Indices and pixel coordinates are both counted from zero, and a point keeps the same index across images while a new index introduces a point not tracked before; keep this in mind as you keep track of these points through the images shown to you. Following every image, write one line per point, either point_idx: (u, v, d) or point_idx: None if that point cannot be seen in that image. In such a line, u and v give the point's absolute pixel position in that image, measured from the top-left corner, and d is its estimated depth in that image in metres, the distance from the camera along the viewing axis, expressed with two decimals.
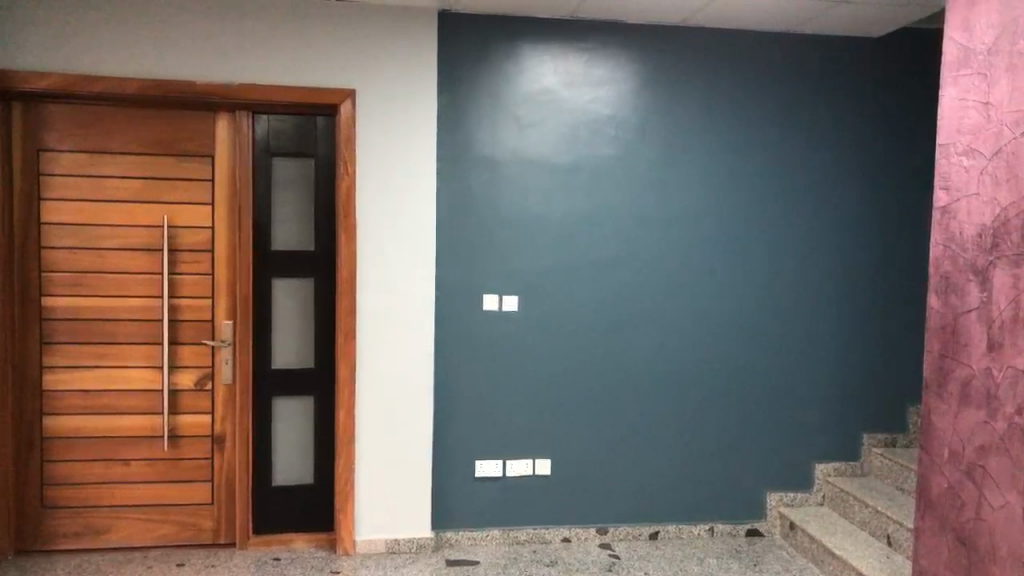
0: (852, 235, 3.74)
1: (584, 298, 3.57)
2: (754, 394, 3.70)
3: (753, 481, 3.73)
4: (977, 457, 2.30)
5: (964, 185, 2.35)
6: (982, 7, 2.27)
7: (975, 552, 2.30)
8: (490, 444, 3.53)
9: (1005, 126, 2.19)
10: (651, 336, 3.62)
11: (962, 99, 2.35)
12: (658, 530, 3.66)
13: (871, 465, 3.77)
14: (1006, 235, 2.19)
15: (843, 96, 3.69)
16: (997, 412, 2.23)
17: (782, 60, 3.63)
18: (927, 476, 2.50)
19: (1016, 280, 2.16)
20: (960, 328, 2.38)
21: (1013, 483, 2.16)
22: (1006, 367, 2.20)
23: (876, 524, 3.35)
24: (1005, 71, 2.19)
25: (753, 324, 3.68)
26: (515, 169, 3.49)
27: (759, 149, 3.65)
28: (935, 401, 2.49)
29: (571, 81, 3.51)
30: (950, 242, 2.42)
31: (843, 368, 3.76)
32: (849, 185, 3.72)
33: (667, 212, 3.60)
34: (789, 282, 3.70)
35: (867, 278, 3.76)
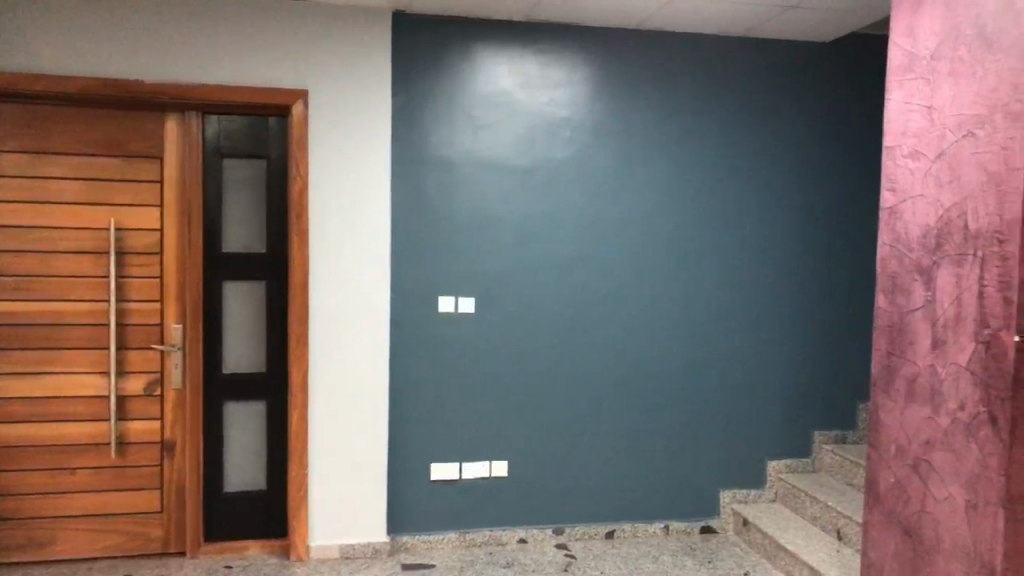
0: (803, 236, 3.80)
1: (538, 299, 3.57)
2: (707, 393, 3.74)
3: (707, 479, 3.77)
4: (922, 452, 2.36)
5: (909, 187, 2.41)
6: (926, 14, 2.33)
7: (921, 545, 2.35)
8: (446, 446, 3.52)
9: (948, 130, 2.24)
10: (606, 336, 3.64)
11: (908, 103, 2.41)
12: (614, 530, 3.68)
13: (822, 462, 3.83)
14: (949, 236, 2.25)
15: (794, 99, 3.76)
16: (941, 408, 2.29)
17: (734, 63, 3.68)
18: (876, 471, 2.56)
19: (958, 280, 2.22)
20: (906, 327, 2.43)
21: (956, 478, 2.22)
22: (949, 364, 2.26)
23: (825, 519, 3.42)
24: (947, 77, 2.25)
25: (706, 324, 3.72)
26: (470, 172, 3.48)
27: (712, 151, 3.69)
28: (883, 399, 2.55)
29: (525, 83, 3.51)
30: (896, 242, 2.47)
31: (796, 366, 3.83)
32: (799, 186, 3.79)
33: (622, 214, 3.62)
34: (741, 283, 3.75)
35: (817, 278, 3.83)
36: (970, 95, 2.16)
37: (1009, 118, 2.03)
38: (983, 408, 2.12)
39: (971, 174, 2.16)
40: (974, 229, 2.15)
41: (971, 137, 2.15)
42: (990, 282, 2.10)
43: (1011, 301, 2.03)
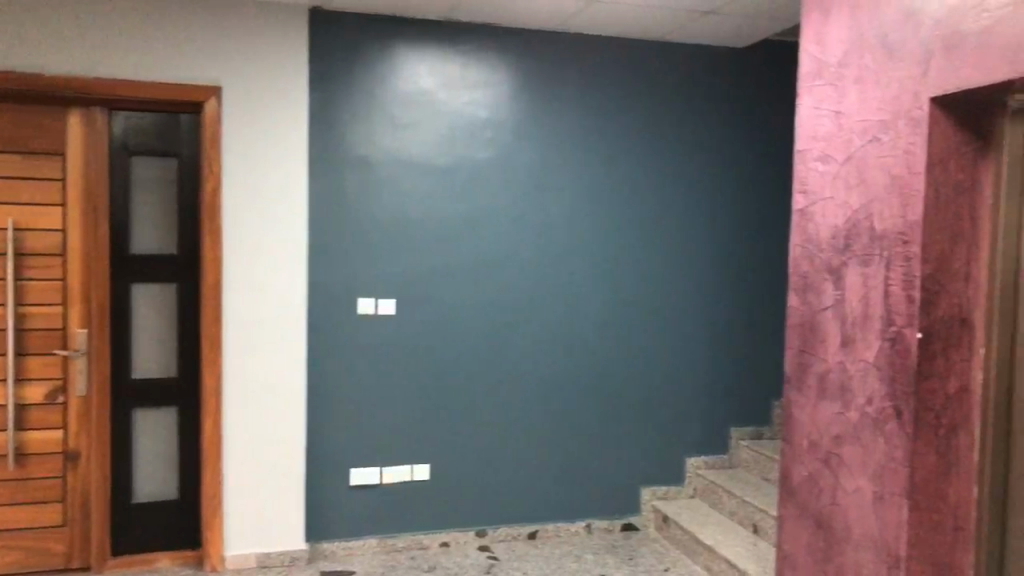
0: (719, 237, 3.89)
1: (459, 300, 3.55)
2: (627, 392, 3.79)
3: (628, 477, 3.82)
4: (833, 446, 2.44)
5: (819, 189, 2.48)
6: (834, 22, 2.41)
7: (832, 535, 2.43)
8: (367, 450, 3.47)
9: (854, 134, 2.32)
10: (527, 337, 3.65)
11: (817, 107, 2.49)
12: (537, 530, 3.69)
13: (738, 458, 3.93)
14: (857, 237, 2.32)
15: (710, 103, 3.84)
16: (850, 403, 2.36)
17: (652, 66, 3.74)
18: (790, 465, 2.63)
19: (865, 279, 2.30)
20: (817, 325, 2.51)
21: (864, 470, 2.29)
22: (857, 361, 2.33)
23: (742, 513, 3.50)
24: (854, 83, 2.33)
25: (626, 324, 3.77)
26: (390, 172, 3.44)
27: (631, 153, 3.74)
28: (796, 394, 2.62)
29: (445, 83, 3.48)
30: (807, 243, 2.55)
31: (713, 365, 3.91)
32: (715, 188, 3.87)
33: (542, 215, 3.64)
34: (660, 283, 3.81)
35: (732, 278, 3.92)
36: (875, 101, 2.24)
37: (911, 124, 2.11)
38: (889, 403, 2.20)
39: (876, 177, 2.24)
40: (879, 229, 2.23)
41: (877, 141, 2.23)
42: (895, 281, 2.18)
43: (914, 299, 2.11)
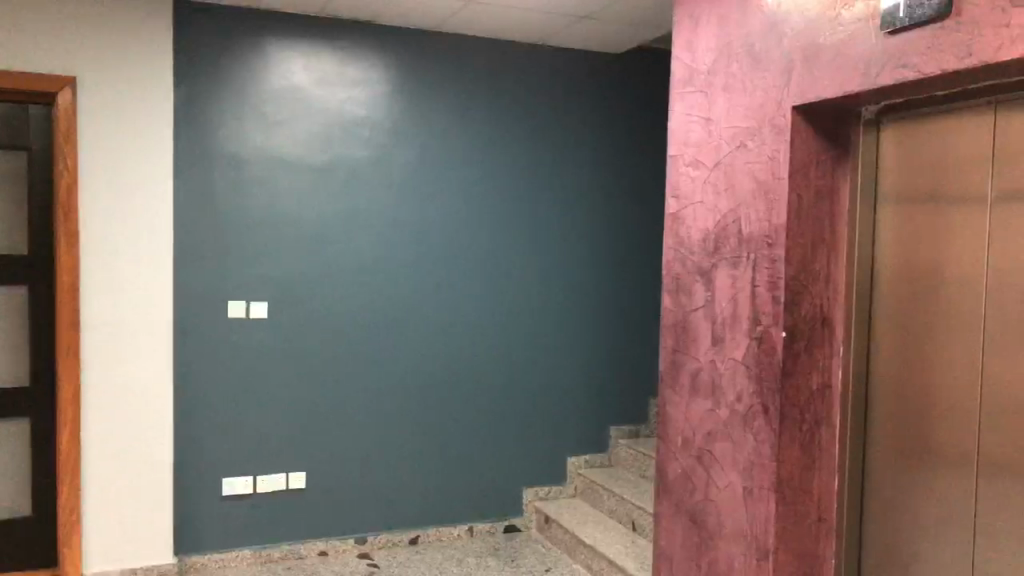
0: (600, 239, 3.96)
1: (338, 302, 3.48)
2: (509, 394, 3.80)
3: (510, 479, 3.83)
4: (705, 443, 2.51)
5: (690, 193, 2.55)
6: (703, 31, 2.48)
7: (705, 530, 2.50)
8: (240, 458, 3.36)
9: (723, 141, 2.40)
10: (408, 339, 3.61)
11: (688, 114, 2.56)
12: (418, 535, 3.65)
13: (617, 456, 4.00)
14: (725, 240, 2.40)
15: (590, 107, 3.90)
16: (720, 400, 2.44)
17: (533, 70, 3.77)
18: (665, 462, 2.70)
19: (733, 281, 2.37)
20: (689, 325, 2.58)
21: (734, 465, 2.37)
22: (727, 360, 2.41)
23: (622, 511, 3.56)
24: (721, 91, 2.40)
25: (507, 326, 3.78)
26: (264, 170, 3.34)
27: (512, 156, 3.75)
28: (669, 393, 2.69)
29: (321, 80, 3.41)
30: (680, 245, 2.62)
31: (593, 365, 3.97)
32: (595, 191, 3.93)
33: (424, 216, 3.61)
34: (542, 285, 3.84)
35: (612, 280, 3.99)
36: (742, 108, 2.32)
37: (775, 131, 2.19)
38: (757, 400, 2.28)
39: (743, 182, 2.31)
40: (746, 233, 2.31)
41: (744, 148, 2.31)
42: (761, 282, 2.25)
43: (779, 300, 2.19)
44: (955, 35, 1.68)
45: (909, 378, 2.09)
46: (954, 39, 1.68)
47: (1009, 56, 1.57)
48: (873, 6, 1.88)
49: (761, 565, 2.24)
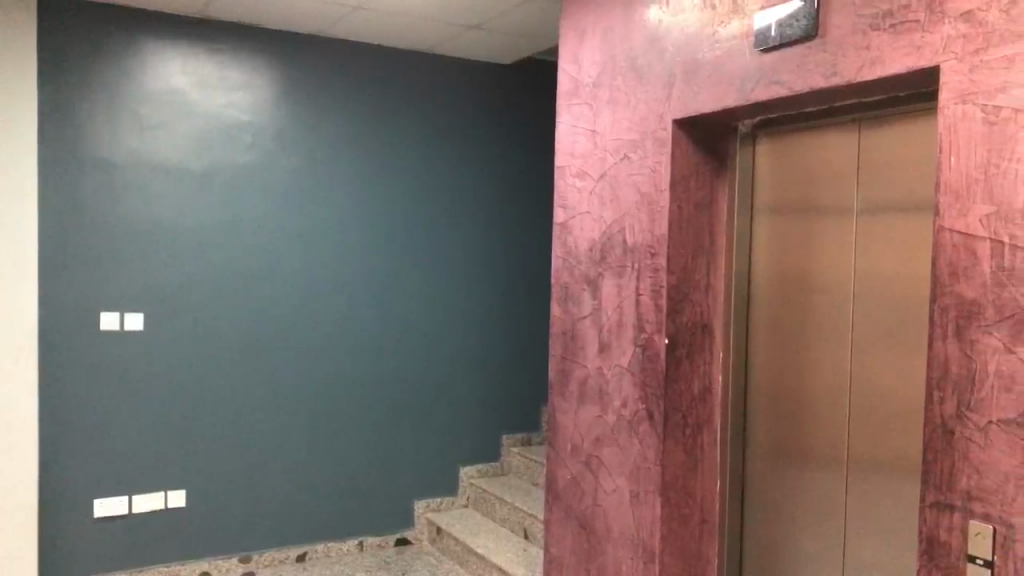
0: (490, 249, 3.98)
1: (221, 313, 3.38)
2: (400, 405, 3.77)
3: (401, 490, 3.79)
4: (593, 449, 2.54)
5: (577, 204, 2.60)
6: (588, 44, 2.53)
7: (594, 535, 2.53)
8: (114, 477, 3.21)
9: (608, 152, 2.45)
10: (294, 350, 3.53)
11: (574, 126, 2.61)
12: (306, 552, 3.56)
13: (510, 465, 4.02)
14: (611, 249, 2.45)
15: (480, 118, 3.92)
16: (608, 406, 2.48)
17: (422, 79, 3.76)
18: (555, 469, 2.72)
19: (619, 289, 2.42)
20: (577, 333, 2.61)
21: (621, 470, 2.41)
22: (613, 367, 2.45)
23: (513, 519, 3.57)
24: (606, 103, 2.46)
25: (399, 334, 3.75)
26: (139, 176, 3.21)
27: (402, 164, 3.73)
28: (559, 400, 2.71)
29: (200, 83, 3.30)
30: (567, 255, 2.65)
31: (485, 375, 3.98)
32: (485, 202, 3.96)
33: (311, 225, 3.54)
34: (432, 295, 3.83)
35: (503, 289, 4.02)
36: (625, 121, 2.38)
37: (657, 144, 2.25)
38: (642, 405, 2.33)
39: (628, 193, 2.37)
40: (630, 243, 2.37)
41: (627, 160, 2.37)
42: (645, 290, 2.31)
43: (661, 308, 2.24)
44: (821, 55, 1.77)
45: (785, 381, 2.18)
46: (820, 58, 1.77)
47: (870, 76, 1.66)
48: (747, 25, 1.96)
49: (648, 568, 2.29)
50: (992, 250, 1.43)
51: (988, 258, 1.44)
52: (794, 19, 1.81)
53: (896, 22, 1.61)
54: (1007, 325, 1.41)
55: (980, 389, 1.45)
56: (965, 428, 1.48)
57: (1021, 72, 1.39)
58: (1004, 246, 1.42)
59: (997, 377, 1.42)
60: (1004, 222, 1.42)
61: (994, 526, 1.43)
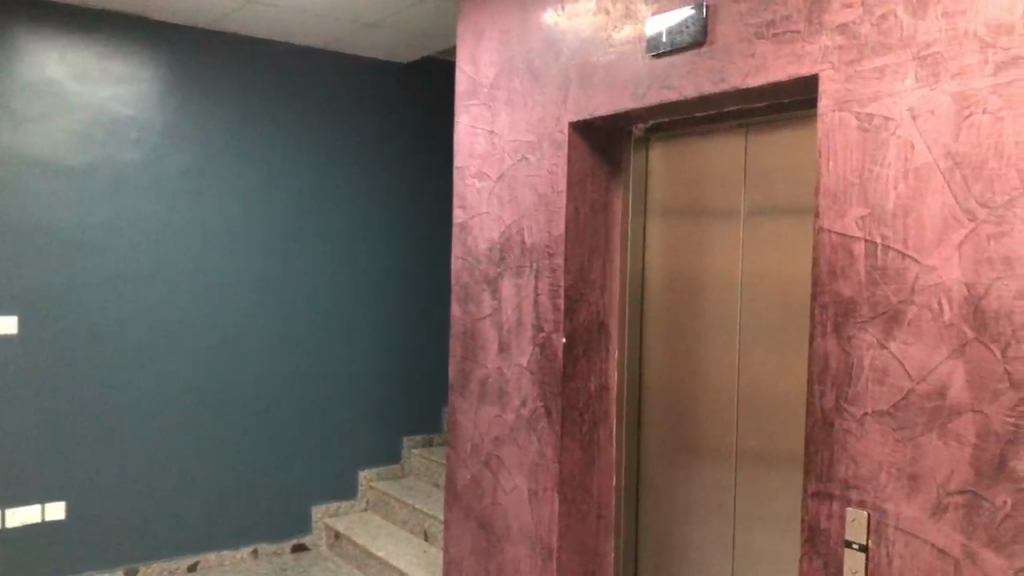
0: (388, 249, 3.95)
1: (105, 315, 3.23)
2: (297, 408, 3.69)
3: (298, 495, 3.71)
4: (493, 448, 2.55)
5: (476, 204, 2.60)
6: (485, 45, 2.54)
7: (494, 534, 2.54)
8: None
9: (506, 153, 2.47)
10: (186, 352, 3.41)
11: (472, 126, 2.61)
12: (197, 562, 3.44)
13: (410, 467, 4.00)
14: (510, 249, 2.47)
15: (378, 117, 3.89)
16: (507, 405, 2.49)
17: (318, 76, 3.70)
18: (455, 470, 2.72)
19: (518, 289, 2.44)
20: (477, 333, 2.62)
21: (520, 468, 2.43)
22: (512, 366, 2.47)
23: (414, 522, 3.55)
24: (503, 104, 2.47)
25: (296, 336, 3.68)
26: (14, 171, 3.05)
27: (298, 162, 3.66)
28: (459, 401, 2.71)
29: (81, 74, 3.16)
30: (467, 255, 2.65)
31: (384, 377, 3.94)
32: (384, 201, 3.92)
33: (202, 224, 3.43)
34: (330, 297, 3.76)
35: (403, 289, 3.99)
36: (522, 122, 2.40)
37: (554, 146, 2.28)
38: (540, 404, 2.35)
39: (526, 194, 2.39)
40: (529, 243, 2.39)
41: (525, 161, 2.39)
42: (543, 290, 2.33)
43: (559, 307, 2.27)
44: (710, 61, 1.82)
45: (677, 378, 2.24)
46: (709, 65, 1.83)
47: (755, 83, 1.73)
48: (640, 30, 2.01)
49: (546, 565, 2.31)
50: (866, 250, 1.51)
51: (863, 258, 1.52)
52: (684, 26, 1.86)
53: (778, 31, 1.68)
54: (880, 321, 1.49)
55: (856, 382, 1.53)
56: (843, 420, 1.55)
57: (892, 82, 1.47)
58: (877, 246, 1.49)
59: (871, 370, 1.50)
60: (877, 224, 1.49)
61: (868, 512, 1.50)
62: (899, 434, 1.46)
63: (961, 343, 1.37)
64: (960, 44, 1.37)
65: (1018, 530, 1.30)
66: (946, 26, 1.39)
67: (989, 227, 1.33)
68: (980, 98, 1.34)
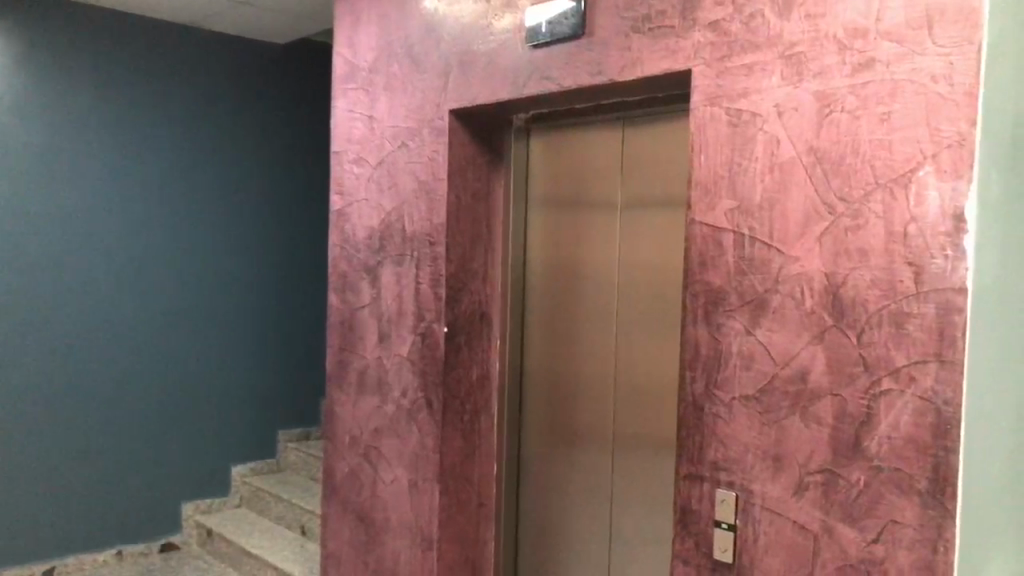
0: (264, 236, 3.82)
1: None
2: (165, 401, 3.53)
3: (166, 492, 3.55)
4: (372, 440, 2.51)
5: (354, 191, 2.55)
6: (363, 28, 2.49)
7: (373, 527, 2.51)
8: None
9: (385, 139, 2.42)
10: (41, 344, 3.21)
11: (350, 110, 2.55)
12: (54, 566, 3.24)
13: (285, 461, 3.90)
14: (390, 237, 2.43)
15: (252, 98, 3.75)
16: (387, 397, 2.46)
17: (188, 54, 3.54)
18: (332, 463, 2.66)
19: (398, 278, 2.41)
20: (355, 323, 2.57)
21: (400, 459, 2.40)
22: (392, 357, 2.44)
23: (290, 517, 3.47)
24: (382, 90, 2.43)
25: (164, 326, 3.52)
26: None
27: (165, 143, 3.49)
28: (336, 393, 2.66)
29: None
30: (345, 243, 2.60)
31: (259, 370, 3.83)
32: (259, 187, 3.80)
33: (59, 206, 3.23)
34: (201, 286, 3.62)
35: (278, 278, 3.88)
36: (402, 109, 2.36)
37: (434, 133, 2.26)
38: (421, 394, 2.33)
39: (406, 181, 2.36)
40: (409, 231, 2.36)
41: (405, 148, 2.36)
42: (424, 279, 2.31)
43: (440, 296, 2.26)
44: (588, 53, 1.85)
45: (556, 368, 2.26)
46: (586, 56, 1.85)
47: (632, 76, 1.76)
48: (520, 20, 2.01)
49: (426, 556, 2.30)
50: (734, 241, 1.57)
51: (731, 249, 1.57)
52: (562, 17, 1.87)
53: (654, 26, 1.71)
54: (747, 310, 1.55)
55: (725, 368, 1.58)
56: (712, 405, 1.61)
57: (760, 79, 1.52)
58: (745, 237, 1.55)
59: (739, 357, 1.56)
60: (745, 216, 1.55)
61: (736, 493, 1.56)
62: (764, 418, 1.52)
63: (820, 330, 1.44)
64: (821, 46, 1.44)
65: (871, 505, 1.38)
66: (808, 27, 1.45)
67: (846, 221, 1.41)
68: (839, 97, 1.41)
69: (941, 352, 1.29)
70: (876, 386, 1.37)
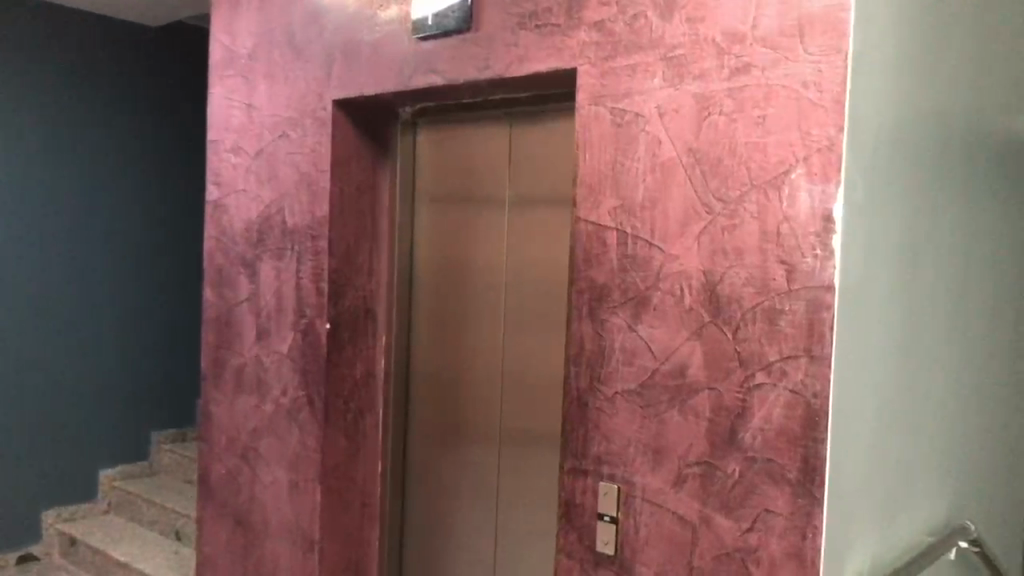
0: (135, 227, 3.64)
1: None
2: (24, 401, 3.31)
3: (25, 499, 3.33)
4: (250, 440, 2.43)
5: (232, 181, 2.45)
6: (242, 13, 2.39)
7: (251, 529, 2.42)
8: None
9: (265, 129, 2.34)
10: None
11: (227, 98, 2.45)
12: None
13: (159, 464, 3.73)
14: (269, 230, 2.35)
15: (121, 82, 3.56)
16: (266, 395, 2.38)
17: (50, 32, 3.32)
18: (208, 465, 2.56)
19: (278, 272, 2.33)
20: (232, 320, 2.47)
21: (280, 459, 2.33)
22: (272, 354, 2.36)
23: (163, 521, 3.32)
24: (262, 77, 2.34)
25: (23, 321, 3.30)
26: None
27: (24, 126, 3.26)
28: (212, 392, 2.55)
29: None
30: (221, 236, 2.50)
31: (129, 368, 3.64)
32: (130, 176, 3.61)
33: None
34: (64, 279, 3.41)
35: (149, 271, 3.70)
36: (283, 98, 2.29)
37: (317, 124, 2.19)
38: (302, 392, 2.26)
39: (287, 173, 2.28)
40: (290, 224, 2.28)
41: (286, 138, 2.28)
42: (305, 274, 2.24)
43: (323, 292, 2.20)
44: (474, 48, 1.83)
45: (441, 364, 2.24)
46: (473, 51, 1.83)
47: (517, 72, 1.75)
48: (405, 11, 1.97)
49: (307, 557, 2.24)
50: (617, 239, 1.59)
51: (614, 246, 1.59)
52: (449, 11, 1.84)
53: (540, 23, 1.71)
54: (629, 306, 1.57)
55: (608, 363, 1.60)
56: (595, 400, 1.62)
57: (642, 80, 1.54)
58: (627, 235, 1.57)
59: (621, 352, 1.58)
60: (627, 215, 1.57)
61: (618, 486, 1.59)
62: (645, 412, 1.55)
63: (698, 326, 1.48)
64: (700, 49, 1.47)
65: (745, 495, 1.42)
66: (688, 30, 1.48)
67: (723, 220, 1.45)
68: (717, 100, 1.45)
69: (811, 348, 1.34)
70: (751, 381, 1.41)
